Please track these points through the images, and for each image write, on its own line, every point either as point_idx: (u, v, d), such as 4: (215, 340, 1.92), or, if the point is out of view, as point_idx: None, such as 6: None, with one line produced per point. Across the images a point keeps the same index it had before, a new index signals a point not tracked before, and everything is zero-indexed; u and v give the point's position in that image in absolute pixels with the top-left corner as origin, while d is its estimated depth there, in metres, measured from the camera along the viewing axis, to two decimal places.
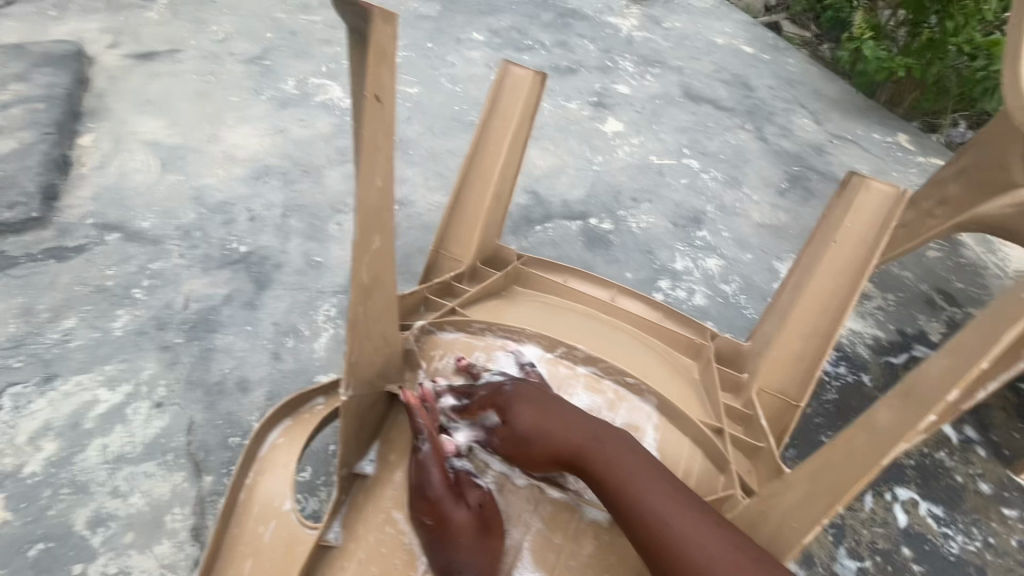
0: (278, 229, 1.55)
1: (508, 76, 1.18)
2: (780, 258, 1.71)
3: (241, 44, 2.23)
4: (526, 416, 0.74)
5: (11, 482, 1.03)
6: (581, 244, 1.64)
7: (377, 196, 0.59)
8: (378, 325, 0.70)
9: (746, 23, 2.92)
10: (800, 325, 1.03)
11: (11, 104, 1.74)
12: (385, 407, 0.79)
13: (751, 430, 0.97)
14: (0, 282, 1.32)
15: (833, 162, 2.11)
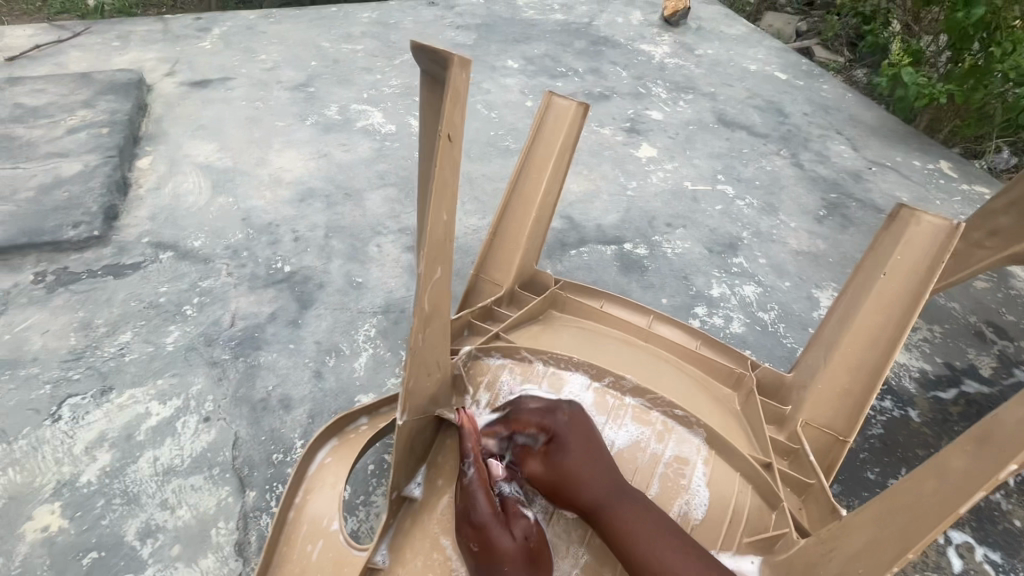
0: (321, 249, 1.60)
1: (552, 107, 1.21)
2: (819, 286, 1.68)
3: (288, 72, 2.34)
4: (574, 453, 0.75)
5: (68, 490, 1.08)
6: (616, 269, 1.65)
7: (443, 228, 0.62)
8: (434, 353, 0.74)
9: (779, 50, 2.93)
10: (847, 360, 1.01)
11: (78, 129, 1.85)
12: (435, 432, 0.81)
13: (797, 464, 0.95)
14: (63, 297, 1.40)
15: (872, 189, 2.08)
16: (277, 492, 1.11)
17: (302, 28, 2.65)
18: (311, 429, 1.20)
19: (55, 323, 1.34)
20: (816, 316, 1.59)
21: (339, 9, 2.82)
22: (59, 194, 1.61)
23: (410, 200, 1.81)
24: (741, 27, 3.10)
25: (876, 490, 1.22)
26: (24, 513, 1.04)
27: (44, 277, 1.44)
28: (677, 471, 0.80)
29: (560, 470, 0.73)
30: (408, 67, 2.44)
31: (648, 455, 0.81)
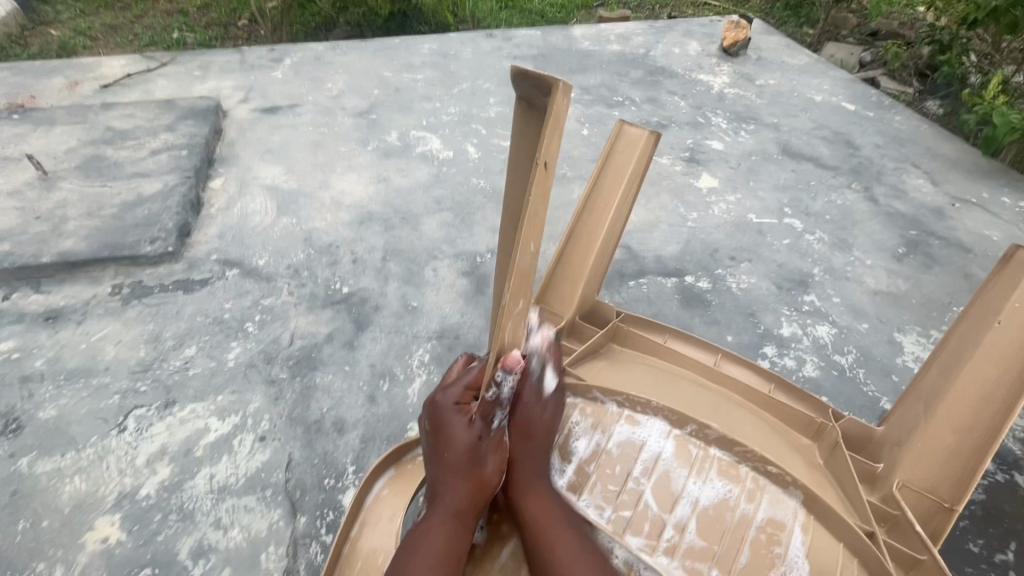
0: (378, 272, 1.62)
1: (622, 135, 1.19)
2: (902, 330, 1.55)
3: (352, 100, 2.43)
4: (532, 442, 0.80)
5: (128, 502, 1.09)
6: (677, 302, 1.58)
7: (530, 259, 0.60)
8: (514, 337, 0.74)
9: (845, 81, 2.82)
10: (952, 417, 0.91)
11: (160, 150, 1.96)
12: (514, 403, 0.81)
13: (899, 534, 0.85)
14: (137, 310, 1.45)
15: (957, 227, 1.93)
16: (328, 519, 1.08)
17: (366, 58, 2.76)
18: (363, 455, 1.18)
19: (127, 334, 1.39)
20: (900, 362, 1.46)
21: (401, 40, 2.93)
22: (140, 211, 1.70)
23: (467, 225, 1.81)
24: (804, 57, 3.01)
25: (980, 566, 1.08)
26: (86, 523, 1.06)
27: (120, 289, 1.50)
28: (772, 536, 0.77)
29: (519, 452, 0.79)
30: (465, 96, 2.49)
31: (737, 515, 0.78)
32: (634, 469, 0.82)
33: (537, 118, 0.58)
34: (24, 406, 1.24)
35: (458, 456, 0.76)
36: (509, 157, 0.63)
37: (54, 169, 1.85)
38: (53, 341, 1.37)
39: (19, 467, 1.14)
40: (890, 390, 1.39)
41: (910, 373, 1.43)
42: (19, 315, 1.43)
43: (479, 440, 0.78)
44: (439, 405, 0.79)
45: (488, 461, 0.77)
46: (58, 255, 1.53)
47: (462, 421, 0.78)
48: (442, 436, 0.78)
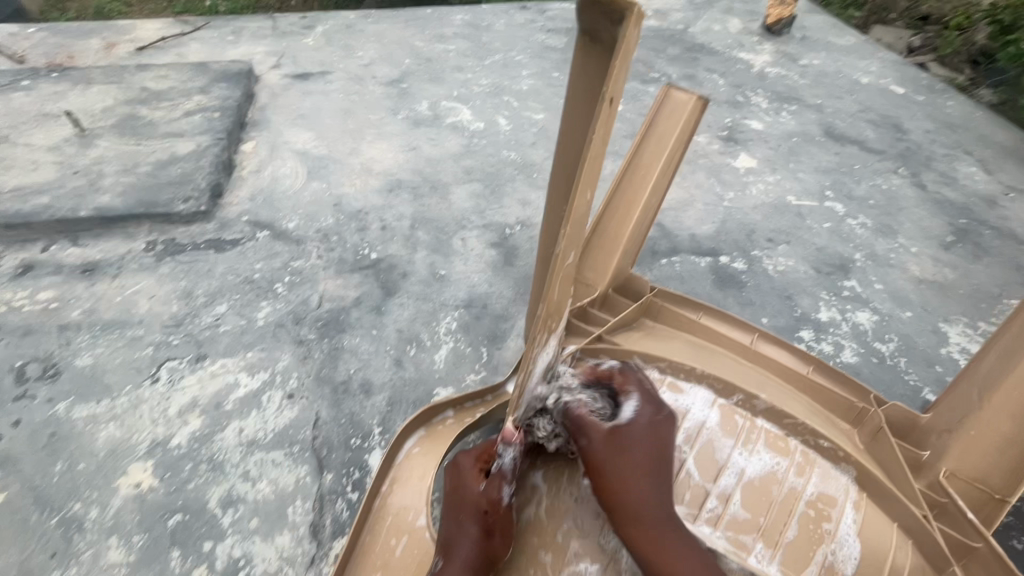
0: (407, 239, 1.60)
1: (668, 99, 1.12)
2: (947, 320, 1.49)
3: (383, 69, 2.40)
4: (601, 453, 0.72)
5: (160, 451, 1.11)
6: (710, 282, 1.53)
7: (584, 210, 0.57)
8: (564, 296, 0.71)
9: (895, 63, 2.68)
10: (1007, 406, 0.87)
11: (193, 112, 1.96)
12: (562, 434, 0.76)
13: (947, 520, 0.82)
14: (170, 266, 1.47)
15: (1010, 218, 1.83)
16: (354, 477, 1.09)
17: (398, 27, 2.72)
18: (389, 417, 1.18)
19: (160, 290, 1.41)
20: (944, 352, 1.40)
21: (433, 10, 2.87)
22: (173, 170, 1.71)
23: (496, 196, 1.78)
24: (851, 37, 2.88)
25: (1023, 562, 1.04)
26: (120, 468, 1.08)
27: (154, 246, 1.52)
28: (821, 513, 0.75)
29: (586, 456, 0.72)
30: (497, 68, 2.44)
31: (785, 489, 0.76)
32: (676, 437, 0.80)
33: (603, 56, 0.55)
34: (61, 353, 1.26)
35: (473, 517, 0.72)
36: (572, 97, 0.61)
37: (91, 127, 1.87)
38: (89, 293, 1.39)
39: (57, 411, 1.16)
40: (932, 380, 1.34)
41: (955, 365, 1.37)
42: (57, 266, 1.46)
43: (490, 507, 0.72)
44: (457, 468, 0.78)
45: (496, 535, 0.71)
46: (95, 210, 1.55)
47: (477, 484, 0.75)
48: (457, 496, 0.76)
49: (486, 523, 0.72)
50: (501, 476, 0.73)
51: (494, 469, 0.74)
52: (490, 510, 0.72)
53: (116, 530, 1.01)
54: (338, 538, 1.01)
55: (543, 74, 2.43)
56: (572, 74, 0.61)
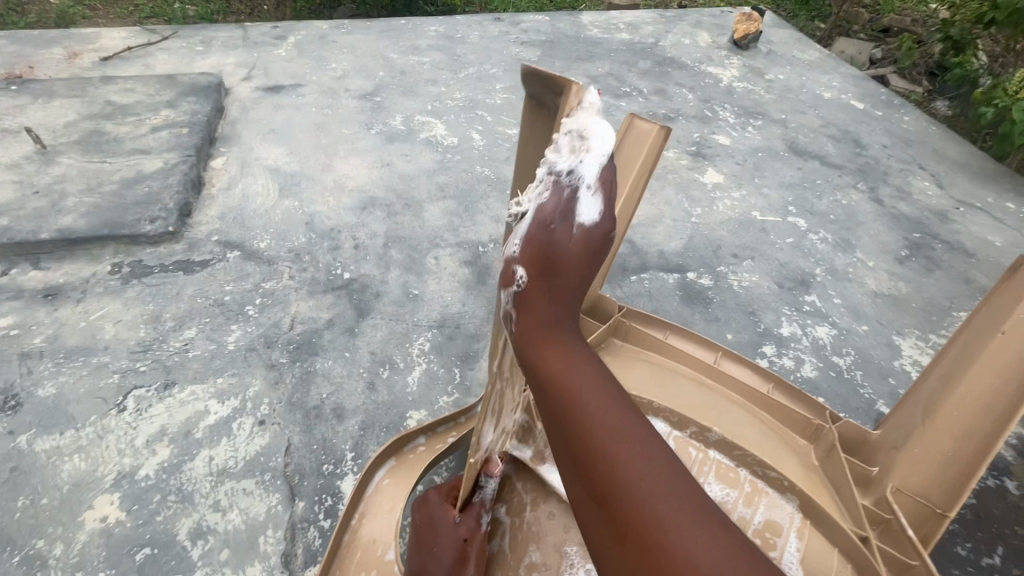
0: (380, 259, 1.61)
1: (632, 127, 1.15)
2: (900, 332, 1.56)
3: (356, 82, 2.39)
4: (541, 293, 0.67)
5: (127, 482, 1.10)
6: (678, 298, 1.58)
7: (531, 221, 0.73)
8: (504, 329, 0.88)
9: (856, 79, 2.78)
10: (949, 424, 0.91)
11: (160, 127, 1.93)
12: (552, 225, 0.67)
13: (891, 538, 0.87)
14: (137, 289, 1.45)
15: (960, 231, 1.92)
16: (326, 504, 1.09)
17: (371, 38, 2.72)
18: (362, 441, 1.19)
19: (127, 314, 1.39)
20: (898, 365, 1.47)
21: (407, 21, 2.88)
22: (139, 189, 1.68)
23: (470, 213, 1.79)
24: (814, 52, 2.98)
25: (967, 568, 1.10)
26: (86, 501, 1.07)
27: (120, 268, 1.49)
28: (768, 541, 0.80)
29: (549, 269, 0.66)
30: (471, 81, 2.46)
31: (734, 518, 0.82)
32: None
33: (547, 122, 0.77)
34: (22, 382, 1.24)
35: (449, 547, 0.75)
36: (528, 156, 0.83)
37: (53, 143, 1.82)
38: (52, 318, 1.36)
39: (18, 444, 1.14)
40: (886, 393, 1.40)
41: (908, 377, 1.44)
42: (17, 291, 1.42)
43: (467, 537, 0.75)
44: (428, 503, 0.79)
45: (470, 565, 0.73)
46: (57, 232, 1.52)
47: (451, 518, 0.77)
48: (430, 531, 0.77)
49: (462, 552, 0.74)
50: (480, 504, 0.79)
51: (473, 500, 0.79)
52: (468, 540, 0.75)
53: (82, 566, 0.99)
54: (310, 568, 1.02)
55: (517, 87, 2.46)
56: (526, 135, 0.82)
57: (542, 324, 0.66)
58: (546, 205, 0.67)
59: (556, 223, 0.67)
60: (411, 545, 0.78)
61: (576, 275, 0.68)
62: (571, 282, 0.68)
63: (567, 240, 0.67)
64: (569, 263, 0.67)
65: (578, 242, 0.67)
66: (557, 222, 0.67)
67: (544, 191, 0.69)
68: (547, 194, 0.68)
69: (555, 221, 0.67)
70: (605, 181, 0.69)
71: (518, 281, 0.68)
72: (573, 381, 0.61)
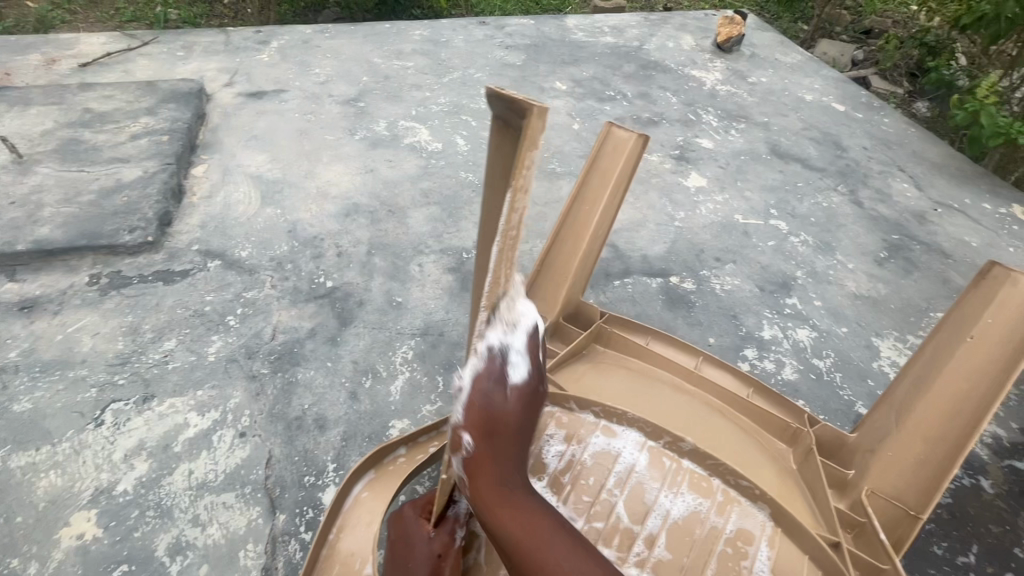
0: (363, 266, 1.60)
1: (609, 136, 1.18)
2: (879, 334, 1.58)
3: (340, 87, 2.38)
4: (483, 460, 0.70)
5: (105, 498, 1.08)
6: (661, 303, 1.59)
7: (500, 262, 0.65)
8: None
9: (837, 81, 2.82)
10: (921, 429, 0.93)
11: (140, 135, 1.91)
12: (490, 393, 0.70)
13: (864, 542, 0.88)
14: (116, 300, 1.43)
15: (938, 233, 1.95)
16: (307, 516, 1.09)
17: (355, 43, 2.71)
18: (344, 452, 1.18)
19: (105, 326, 1.37)
20: (876, 366, 1.49)
21: (391, 26, 2.87)
22: (118, 198, 1.67)
23: (454, 220, 1.79)
24: (796, 55, 3.01)
25: (943, 567, 1.11)
26: (62, 518, 1.05)
27: (98, 279, 1.48)
28: (739, 549, 0.81)
29: (491, 434, 0.69)
30: (456, 86, 2.46)
31: (707, 528, 0.83)
32: (607, 481, 0.86)
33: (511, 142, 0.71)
34: None
35: (423, 562, 0.76)
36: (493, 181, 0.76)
37: (30, 152, 1.80)
38: (28, 331, 1.35)
39: None
40: (865, 394, 1.42)
41: (886, 378, 1.46)
42: None
43: (441, 552, 0.76)
44: (401, 518, 0.80)
45: None
46: (34, 244, 1.50)
47: (424, 533, 0.78)
48: (405, 547, 0.78)
49: (436, 567, 0.75)
50: (454, 519, 0.79)
51: (448, 513, 0.79)
52: (442, 554, 0.76)
53: None
54: None
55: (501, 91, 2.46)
56: (490, 158, 0.75)
57: (486, 483, 0.70)
58: (482, 379, 0.70)
59: (492, 389, 0.70)
60: (387, 559, 0.79)
61: (520, 439, 0.71)
62: (510, 439, 0.70)
63: (504, 402, 0.70)
64: (509, 424, 0.70)
65: (514, 399, 0.70)
66: (493, 390, 0.70)
67: (478, 363, 0.70)
68: (481, 365, 0.70)
69: (492, 388, 0.70)
70: (534, 345, 0.73)
71: (464, 449, 0.70)
72: (514, 529, 0.68)
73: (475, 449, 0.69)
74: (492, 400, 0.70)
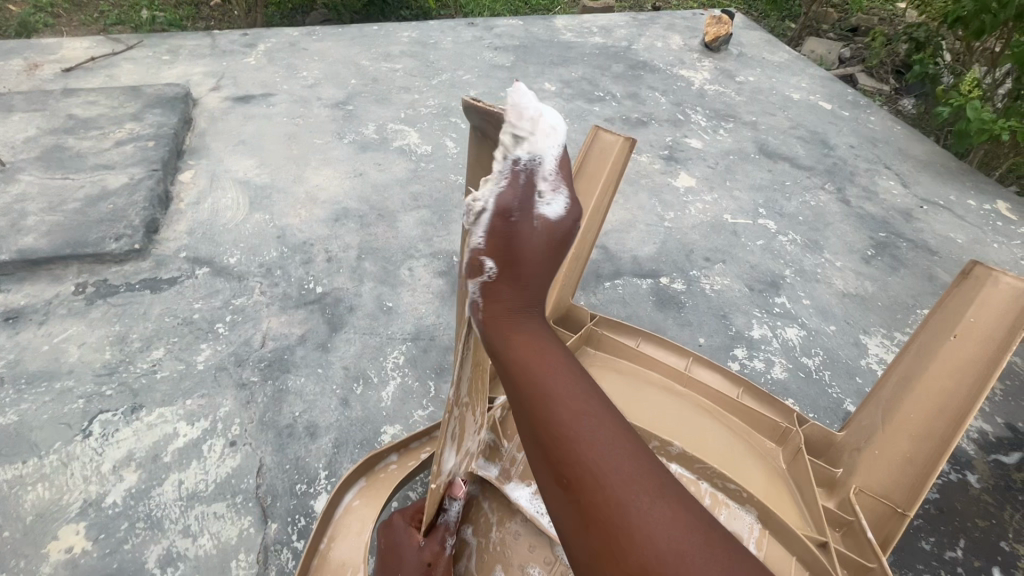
0: (353, 272, 1.59)
1: (597, 140, 1.18)
2: (867, 331, 1.60)
3: (328, 90, 2.37)
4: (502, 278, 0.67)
5: (94, 511, 1.07)
6: (651, 303, 1.59)
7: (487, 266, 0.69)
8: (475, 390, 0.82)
9: (823, 79, 2.84)
10: (908, 426, 0.94)
11: (125, 141, 1.89)
12: (515, 212, 0.67)
13: (852, 541, 0.89)
14: (102, 309, 1.42)
15: (924, 230, 1.97)
16: (299, 525, 1.08)
17: (343, 45, 2.69)
18: (336, 459, 1.18)
19: (92, 336, 1.36)
20: (864, 364, 1.51)
21: (379, 28, 2.86)
22: (103, 206, 1.65)
23: (444, 223, 1.79)
24: (783, 54, 3.03)
25: (931, 562, 1.13)
26: (50, 532, 1.04)
27: (84, 288, 1.46)
28: None
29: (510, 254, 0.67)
30: (445, 88, 2.45)
31: None
32: None
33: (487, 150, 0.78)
34: None
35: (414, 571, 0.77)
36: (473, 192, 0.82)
37: (12, 160, 1.78)
38: (12, 342, 1.33)
39: None
40: (853, 391, 1.43)
41: (874, 375, 1.47)
42: None
43: (431, 560, 0.77)
44: (392, 528, 0.83)
45: None
46: (17, 253, 1.48)
47: (415, 543, 0.79)
48: (396, 557, 0.79)
49: None
50: (444, 527, 0.80)
51: (437, 522, 0.80)
52: (432, 563, 0.77)
53: None
54: None
55: (490, 93, 2.46)
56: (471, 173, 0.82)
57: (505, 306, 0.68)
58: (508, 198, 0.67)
59: (516, 214, 0.67)
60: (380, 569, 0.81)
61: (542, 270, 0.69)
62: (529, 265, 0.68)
63: (529, 226, 0.68)
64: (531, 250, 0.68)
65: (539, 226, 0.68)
66: (518, 210, 0.67)
67: (502, 182, 0.68)
68: (506, 185, 0.68)
69: (518, 207, 0.67)
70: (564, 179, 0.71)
71: (486, 269, 0.67)
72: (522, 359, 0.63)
73: (498, 272, 0.67)
74: (514, 219, 0.67)
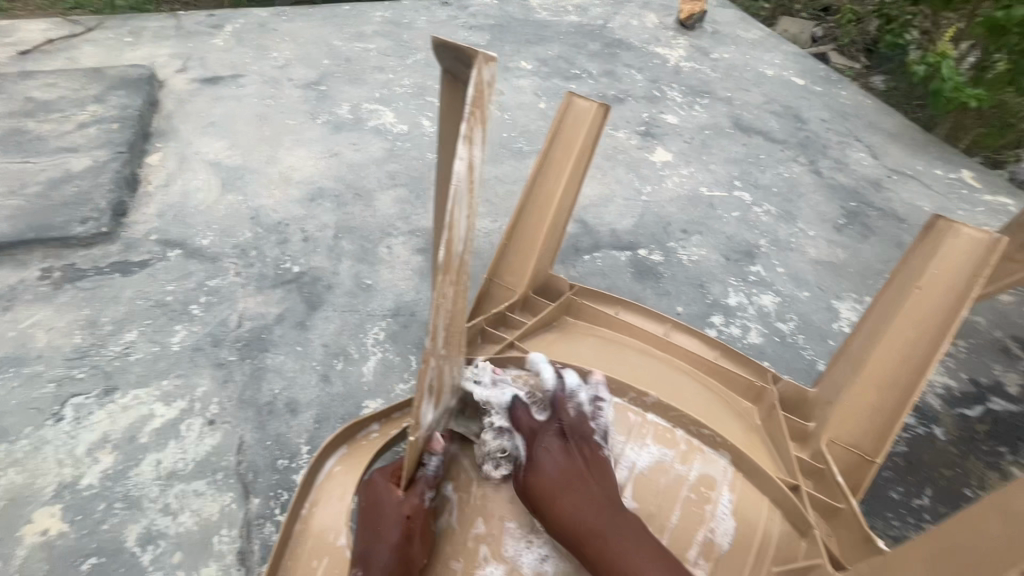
0: (330, 251, 1.58)
1: (571, 107, 1.18)
2: (838, 296, 1.64)
3: (300, 70, 2.32)
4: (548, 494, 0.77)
5: (69, 493, 1.05)
6: (630, 275, 1.61)
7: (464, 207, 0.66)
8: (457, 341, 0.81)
9: (796, 56, 2.88)
10: (874, 376, 0.97)
11: (88, 124, 1.83)
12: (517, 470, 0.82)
13: (823, 486, 0.92)
14: (70, 294, 1.38)
15: (893, 199, 2.03)
16: (282, 499, 1.08)
17: (314, 26, 2.63)
18: (318, 434, 1.17)
19: (60, 321, 1.32)
20: (836, 327, 1.55)
21: (351, 7, 2.79)
22: (67, 190, 1.60)
23: (422, 201, 1.78)
24: (757, 31, 3.05)
25: (900, 510, 1.18)
26: (24, 516, 1.02)
27: (50, 273, 1.42)
28: (703, 495, 0.84)
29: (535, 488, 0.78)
30: (419, 68, 2.42)
31: (672, 476, 0.86)
32: None
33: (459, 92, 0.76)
34: None
35: (392, 525, 0.75)
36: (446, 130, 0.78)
37: None
38: None
39: None
40: (826, 353, 1.48)
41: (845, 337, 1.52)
42: None
43: (410, 514, 0.76)
44: (373, 484, 0.80)
45: (414, 542, 0.75)
46: None
47: (394, 497, 0.78)
48: (374, 511, 0.77)
49: (405, 528, 0.75)
50: (423, 480, 0.79)
51: (417, 477, 0.79)
52: (412, 517, 0.76)
53: None
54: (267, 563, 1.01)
55: None
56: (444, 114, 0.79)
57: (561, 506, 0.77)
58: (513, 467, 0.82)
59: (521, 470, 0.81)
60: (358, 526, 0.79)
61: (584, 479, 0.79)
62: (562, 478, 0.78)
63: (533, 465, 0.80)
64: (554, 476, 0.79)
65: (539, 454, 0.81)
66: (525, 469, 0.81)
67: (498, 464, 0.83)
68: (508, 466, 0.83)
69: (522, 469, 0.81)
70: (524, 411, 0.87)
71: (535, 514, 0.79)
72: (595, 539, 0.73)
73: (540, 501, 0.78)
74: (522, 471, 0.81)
